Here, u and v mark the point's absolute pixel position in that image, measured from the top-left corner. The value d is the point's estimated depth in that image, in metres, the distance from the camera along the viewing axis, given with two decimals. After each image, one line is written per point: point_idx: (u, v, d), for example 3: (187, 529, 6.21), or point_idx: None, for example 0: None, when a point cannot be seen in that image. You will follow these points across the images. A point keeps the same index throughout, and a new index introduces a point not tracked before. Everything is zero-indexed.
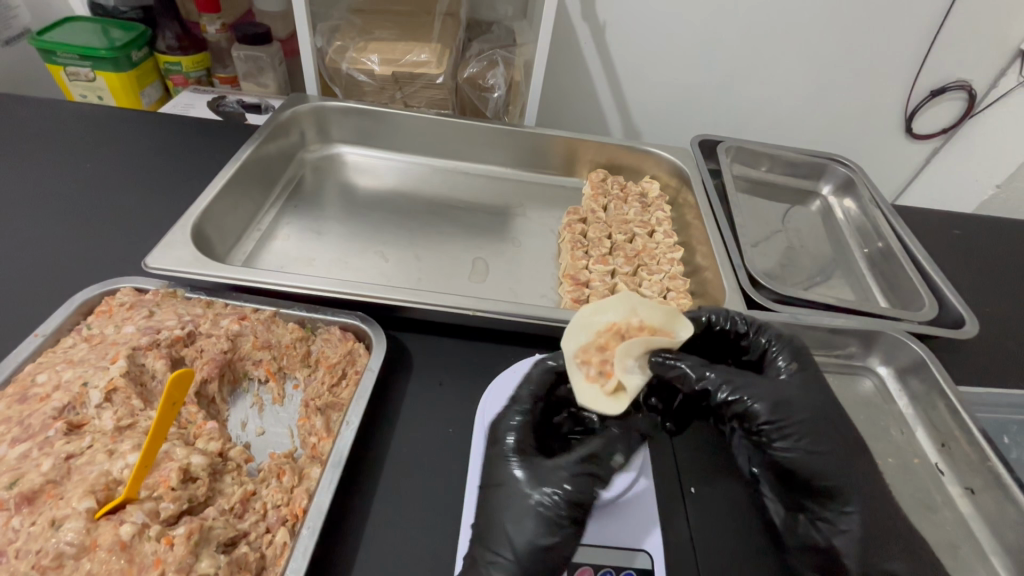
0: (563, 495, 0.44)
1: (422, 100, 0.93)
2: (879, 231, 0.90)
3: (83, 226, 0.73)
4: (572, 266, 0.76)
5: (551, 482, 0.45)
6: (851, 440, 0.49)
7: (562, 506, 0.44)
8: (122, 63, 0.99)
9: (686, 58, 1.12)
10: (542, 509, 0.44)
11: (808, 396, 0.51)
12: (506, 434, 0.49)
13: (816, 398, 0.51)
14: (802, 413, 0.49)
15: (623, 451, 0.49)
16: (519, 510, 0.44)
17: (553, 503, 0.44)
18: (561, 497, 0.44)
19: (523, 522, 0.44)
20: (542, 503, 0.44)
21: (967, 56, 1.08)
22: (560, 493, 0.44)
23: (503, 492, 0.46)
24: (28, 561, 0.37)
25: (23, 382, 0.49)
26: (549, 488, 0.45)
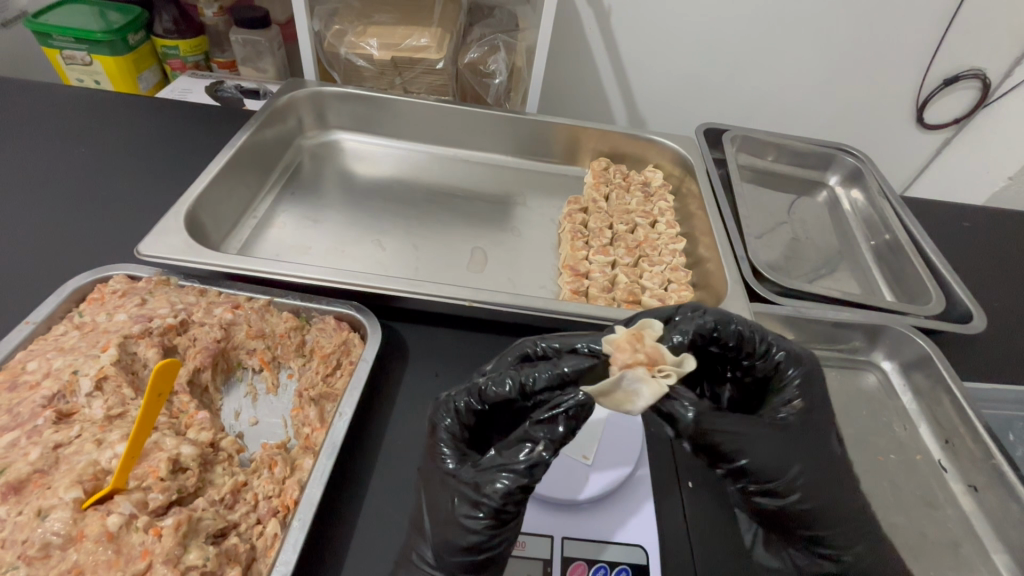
0: (477, 504, 0.39)
1: (423, 86, 0.91)
2: (886, 223, 0.88)
3: (77, 212, 0.72)
4: (572, 257, 0.75)
5: (470, 488, 0.40)
6: (840, 478, 0.46)
7: (477, 516, 0.39)
8: (119, 46, 0.97)
9: (693, 45, 1.09)
10: (458, 515, 0.40)
11: (813, 442, 0.45)
12: (441, 425, 0.44)
13: (819, 444, 0.46)
14: (799, 472, 0.43)
15: (557, 441, 0.40)
16: (439, 514, 0.41)
17: (467, 510, 0.40)
18: (479, 507, 0.39)
19: (445, 532, 0.40)
20: (460, 510, 0.40)
21: (982, 43, 1.05)
22: (477, 502, 0.39)
23: (433, 490, 0.42)
24: (13, 552, 0.37)
25: (13, 369, 0.48)
26: (469, 495, 0.40)
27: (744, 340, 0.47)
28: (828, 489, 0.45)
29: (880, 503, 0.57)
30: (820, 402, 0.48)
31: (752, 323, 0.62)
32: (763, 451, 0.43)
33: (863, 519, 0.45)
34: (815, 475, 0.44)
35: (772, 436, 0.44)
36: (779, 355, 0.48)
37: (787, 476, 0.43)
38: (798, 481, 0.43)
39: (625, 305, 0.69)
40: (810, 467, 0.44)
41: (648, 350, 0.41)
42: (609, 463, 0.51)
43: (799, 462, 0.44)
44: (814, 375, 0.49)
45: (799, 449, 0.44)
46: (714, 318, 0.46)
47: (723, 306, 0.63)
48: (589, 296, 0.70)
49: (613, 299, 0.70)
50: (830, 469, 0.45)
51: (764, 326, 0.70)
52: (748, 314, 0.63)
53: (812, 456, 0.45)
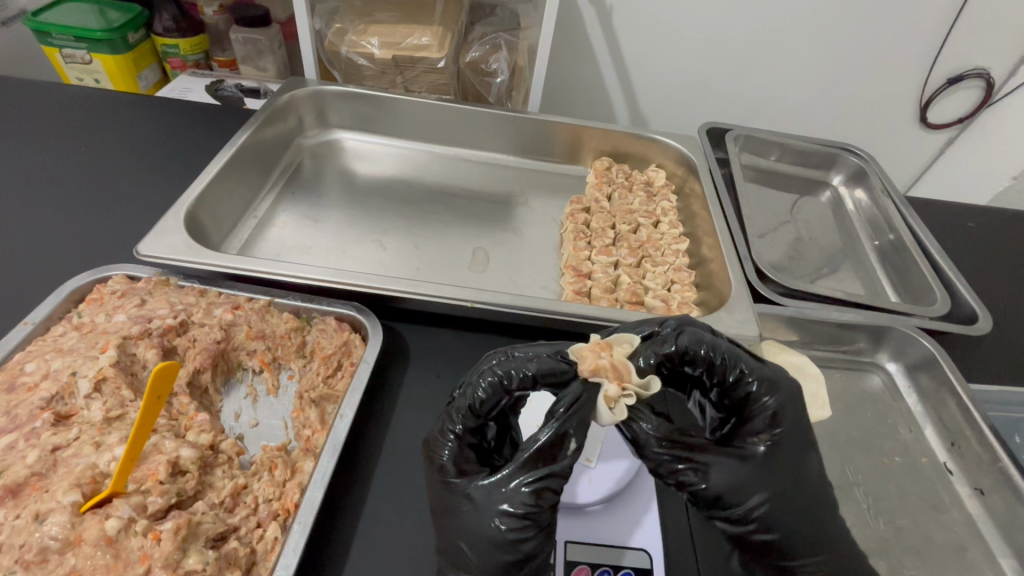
0: (514, 518, 0.39)
1: (424, 85, 0.91)
2: (890, 223, 0.87)
3: (77, 211, 0.71)
4: (575, 257, 0.74)
5: (501, 509, 0.39)
6: (811, 509, 0.44)
7: (519, 529, 0.39)
8: (119, 44, 0.97)
9: (695, 44, 1.09)
10: (499, 536, 0.39)
11: (783, 471, 0.44)
12: (441, 452, 0.43)
13: (789, 474, 0.44)
14: (762, 501, 0.43)
15: (576, 431, 0.40)
16: (471, 543, 0.40)
17: (507, 528, 0.39)
18: (517, 522, 0.39)
19: (488, 550, 0.39)
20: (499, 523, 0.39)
21: (986, 42, 1.04)
22: (513, 518, 0.39)
23: (451, 518, 0.41)
24: (10, 556, 0.37)
25: (11, 370, 0.48)
26: (503, 516, 0.39)
27: (715, 367, 0.43)
28: (793, 520, 0.43)
29: (885, 506, 0.57)
30: (797, 428, 0.45)
31: (756, 324, 0.61)
32: (719, 478, 0.42)
33: (837, 550, 0.44)
34: (781, 505, 0.43)
35: (734, 464, 0.43)
36: (751, 383, 0.43)
37: (743, 504, 0.43)
38: (755, 511, 0.43)
39: (628, 306, 0.69)
40: (772, 498, 0.43)
41: (614, 361, 0.41)
42: (613, 465, 0.50)
43: (762, 491, 0.43)
44: (790, 400, 0.45)
45: (761, 478, 0.43)
46: (681, 339, 0.43)
47: (727, 308, 0.63)
48: (592, 297, 0.70)
49: (616, 300, 0.70)
50: (796, 500, 0.44)
51: (768, 327, 0.70)
52: (752, 315, 0.62)
53: (779, 486, 0.43)
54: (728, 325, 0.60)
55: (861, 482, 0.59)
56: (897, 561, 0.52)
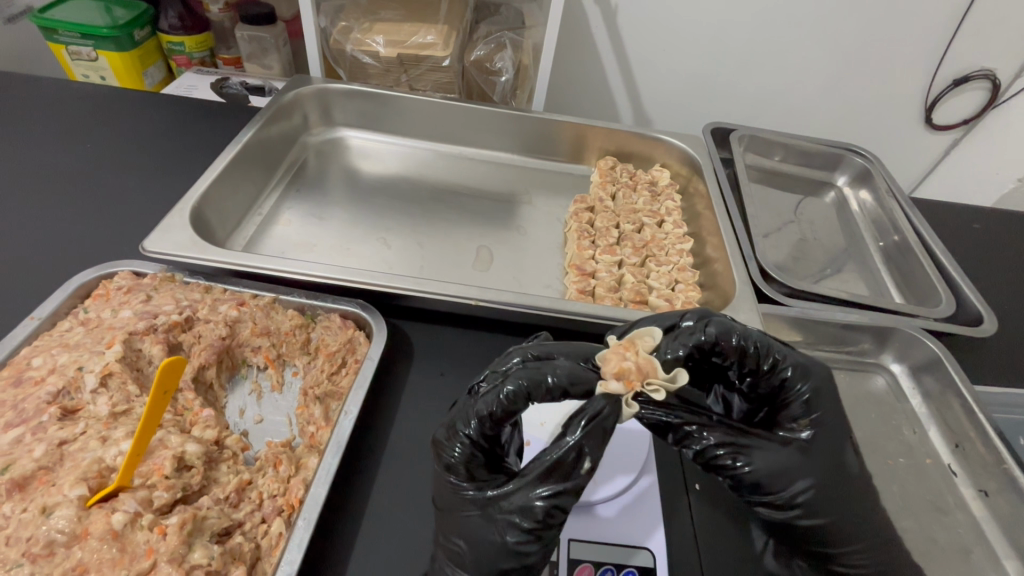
0: (524, 531, 0.39)
1: (429, 83, 0.91)
2: (896, 224, 0.87)
3: (83, 208, 0.72)
4: (579, 256, 0.74)
5: (512, 518, 0.39)
6: (851, 493, 0.45)
7: (526, 541, 0.39)
8: (124, 42, 0.97)
9: (700, 44, 1.09)
10: (505, 544, 0.39)
11: (827, 456, 0.45)
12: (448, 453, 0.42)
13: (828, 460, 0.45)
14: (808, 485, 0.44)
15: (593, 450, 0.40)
16: (474, 545, 0.40)
17: (514, 538, 0.39)
18: (524, 533, 0.39)
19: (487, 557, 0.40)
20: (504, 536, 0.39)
21: (993, 43, 1.04)
22: (521, 529, 0.39)
23: (457, 518, 0.41)
24: (18, 549, 0.37)
25: (18, 365, 0.48)
26: (512, 524, 0.39)
27: (749, 356, 0.44)
28: (836, 505, 0.44)
29: (889, 507, 0.57)
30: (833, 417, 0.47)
31: (761, 324, 0.61)
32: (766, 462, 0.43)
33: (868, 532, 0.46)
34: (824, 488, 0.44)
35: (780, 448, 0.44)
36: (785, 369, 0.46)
37: (788, 490, 0.43)
38: (801, 496, 0.43)
39: (632, 305, 0.68)
40: (819, 484, 0.44)
41: (639, 361, 0.40)
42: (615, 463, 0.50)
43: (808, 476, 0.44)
44: (825, 387, 0.46)
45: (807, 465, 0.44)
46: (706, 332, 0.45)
47: (732, 307, 0.62)
48: (596, 296, 0.70)
49: (620, 299, 0.70)
50: (839, 485, 0.45)
51: (772, 328, 0.70)
52: (757, 315, 0.62)
53: (823, 468, 0.44)
54: None
55: None
56: None
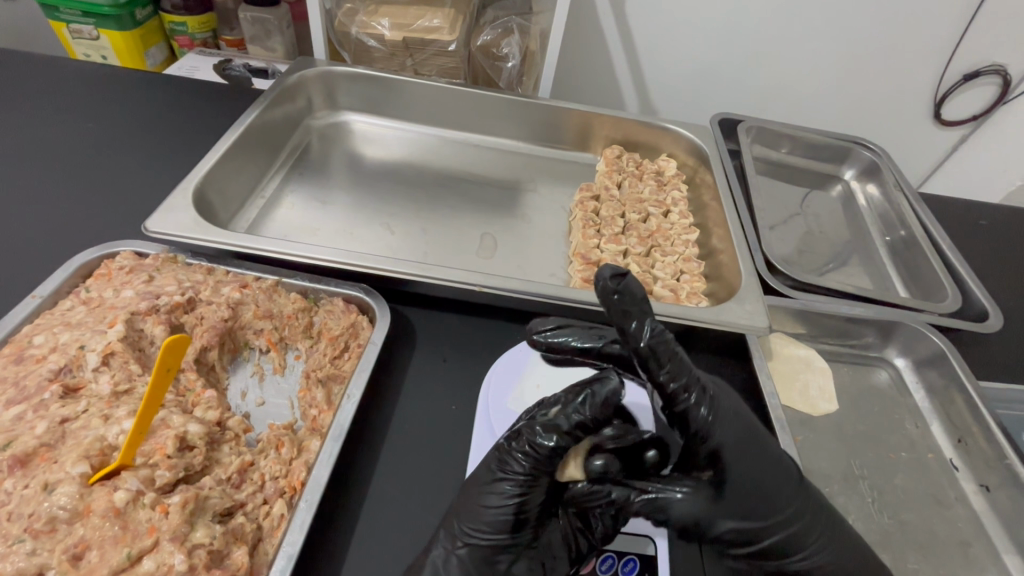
0: (515, 478, 0.42)
1: (433, 68, 0.90)
2: (902, 219, 0.86)
3: (84, 188, 0.71)
4: (583, 245, 0.74)
5: (502, 462, 0.42)
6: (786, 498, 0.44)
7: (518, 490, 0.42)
8: (126, 21, 0.95)
9: (709, 33, 1.07)
10: (494, 500, 0.41)
11: (748, 460, 0.44)
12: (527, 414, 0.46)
13: (748, 479, 0.44)
14: (733, 517, 0.43)
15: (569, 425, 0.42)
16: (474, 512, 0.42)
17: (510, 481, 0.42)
18: (514, 481, 0.42)
19: (478, 511, 0.42)
20: (504, 480, 0.42)
21: (1006, 38, 1.02)
22: (512, 478, 0.42)
23: (469, 492, 0.43)
24: (20, 525, 0.37)
25: (19, 343, 0.48)
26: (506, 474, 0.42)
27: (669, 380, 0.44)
28: (770, 506, 0.44)
29: (891, 500, 0.57)
30: (740, 431, 0.45)
31: (767, 316, 0.60)
32: (685, 509, 0.42)
33: (811, 518, 0.45)
34: (753, 508, 0.43)
35: (696, 492, 0.43)
36: (687, 394, 0.44)
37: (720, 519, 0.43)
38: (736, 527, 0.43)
39: None
40: (760, 494, 0.44)
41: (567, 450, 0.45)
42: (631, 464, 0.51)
43: (730, 510, 0.43)
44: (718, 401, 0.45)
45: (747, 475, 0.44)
46: (654, 340, 0.43)
47: (738, 298, 0.62)
48: None
49: None
50: (763, 485, 0.44)
51: (776, 320, 0.69)
52: (763, 306, 0.61)
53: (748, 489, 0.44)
54: (738, 316, 0.59)
55: (867, 476, 0.58)
56: (900, 554, 0.53)
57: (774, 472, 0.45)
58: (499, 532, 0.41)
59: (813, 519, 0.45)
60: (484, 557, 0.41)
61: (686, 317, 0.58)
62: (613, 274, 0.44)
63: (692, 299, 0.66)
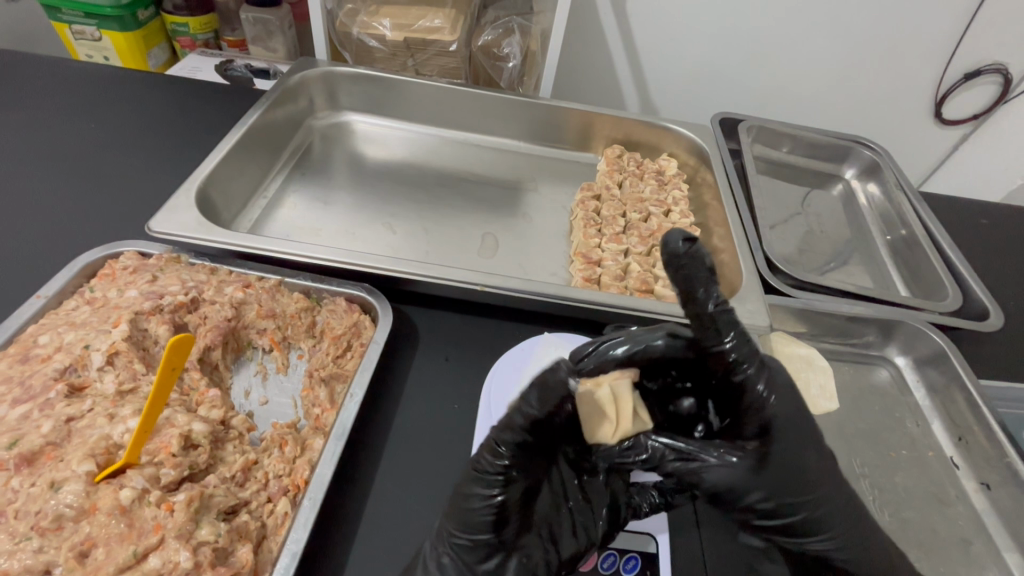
0: (489, 482, 0.40)
1: (435, 68, 0.90)
2: (903, 218, 0.87)
3: (87, 188, 0.71)
4: (585, 244, 0.74)
5: (477, 465, 0.40)
6: (821, 481, 0.44)
7: (494, 492, 0.40)
8: (128, 21, 0.96)
9: (710, 32, 1.07)
10: (477, 505, 0.40)
11: (791, 439, 0.43)
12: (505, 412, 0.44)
13: (786, 455, 0.42)
14: (767, 488, 0.41)
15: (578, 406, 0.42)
16: (459, 515, 0.41)
17: (488, 487, 0.40)
18: (489, 488, 0.40)
19: (463, 514, 0.40)
20: (479, 484, 0.40)
21: (1006, 38, 1.03)
22: (488, 485, 0.40)
23: (452, 497, 0.41)
24: (27, 522, 0.37)
25: (24, 342, 0.48)
26: (482, 479, 0.40)
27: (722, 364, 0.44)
28: (801, 484, 0.42)
29: (892, 498, 0.57)
30: (795, 407, 0.44)
31: (767, 315, 0.60)
32: (723, 475, 0.41)
33: (835, 503, 0.44)
34: (785, 488, 0.42)
35: (739, 461, 0.41)
36: (745, 364, 0.44)
37: (755, 489, 0.41)
38: (765, 503, 0.41)
39: (638, 294, 0.68)
40: (793, 473, 0.42)
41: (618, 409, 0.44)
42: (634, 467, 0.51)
43: (767, 483, 0.41)
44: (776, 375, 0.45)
45: (787, 449, 0.43)
46: (720, 312, 0.44)
47: (738, 297, 0.62)
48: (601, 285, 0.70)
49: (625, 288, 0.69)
50: (797, 465, 0.43)
51: (777, 319, 0.69)
52: (764, 305, 0.62)
53: (785, 465, 0.42)
54: (739, 315, 0.59)
55: (868, 474, 0.59)
56: (901, 552, 0.53)
57: (813, 454, 0.44)
58: (484, 532, 0.40)
59: (839, 502, 0.44)
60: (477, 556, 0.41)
61: (687, 316, 0.58)
62: (685, 240, 0.42)
63: None
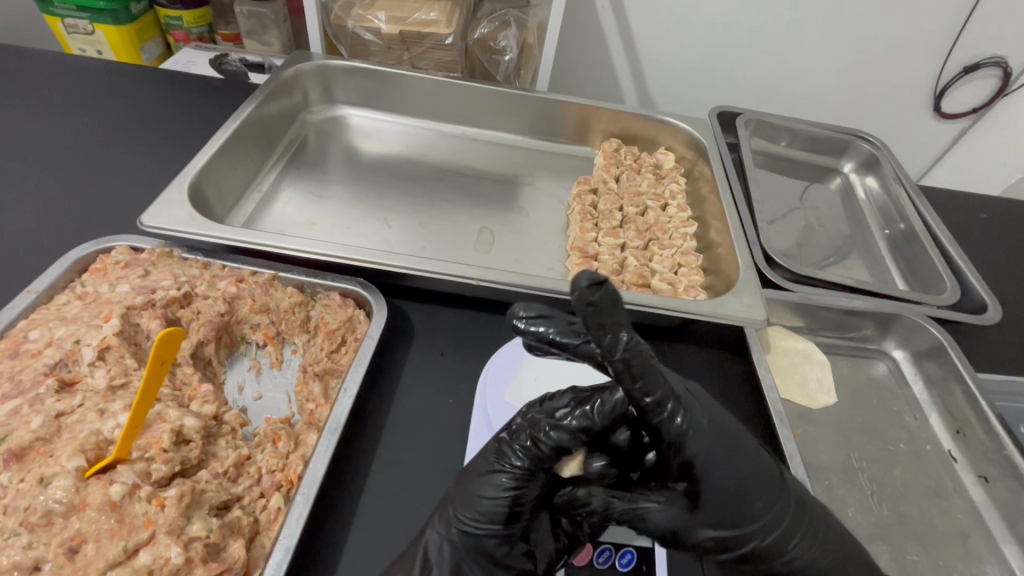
0: (512, 472, 0.42)
1: (431, 61, 0.89)
2: (901, 211, 0.86)
3: (78, 183, 0.71)
4: (581, 239, 0.74)
5: (504, 453, 0.42)
6: (779, 505, 0.43)
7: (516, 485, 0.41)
8: (121, 15, 0.95)
9: (709, 26, 1.06)
10: (491, 494, 0.41)
11: (727, 483, 0.42)
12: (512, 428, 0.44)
13: (722, 500, 0.41)
14: (709, 527, 0.42)
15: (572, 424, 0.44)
16: (470, 505, 0.41)
17: (511, 476, 0.41)
18: (511, 478, 0.41)
19: (474, 503, 0.41)
20: (501, 472, 0.42)
21: (1006, 30, 1.02)
22: (511, 474, 0.41)
23: (462, 484, 0.43)
24: (16, 518, 0.37)
25: (15, 337, 0.48)
26: (505, 469, 0.42)
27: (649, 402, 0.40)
28: (749, 520, 0.42)
29: (890, 492, 0.57)
30: (718, 446, 0.42)
31: (764, 308, 0.60)
32: (660, 520, 0.42)
33: (790, 523, 0.43)
34: (726, 523, 0.42)
35: (670, 506, 0.42)
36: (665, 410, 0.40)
37: (695, 532, 0.42)
38: (710, 539, 0.42)
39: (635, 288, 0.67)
40: (737, 510, 0.42)
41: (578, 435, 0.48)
42: None
43: (706, 524, 0.42)
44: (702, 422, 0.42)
45: (723, 493, 0.41)
46: (629, 351, 0.38)
47: (735, 291, 0.61)
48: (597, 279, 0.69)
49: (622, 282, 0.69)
50: (738, 505, 0.42)
51: (774, 312, 0.69)
52: (761, 298, 0.61)
53: (727, 511, 0.42)
54: (737, 309, 0.59)
55: (865, 468, 0.58)
56: (899, 546, 0.53)
57: (760, 485, 0.43)
58: (491, 525, 0.41)
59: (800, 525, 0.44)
60: (482, 546, 0.41)
61: (684, 310, 0.58)
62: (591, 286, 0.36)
63: (690, 293, 0.66)
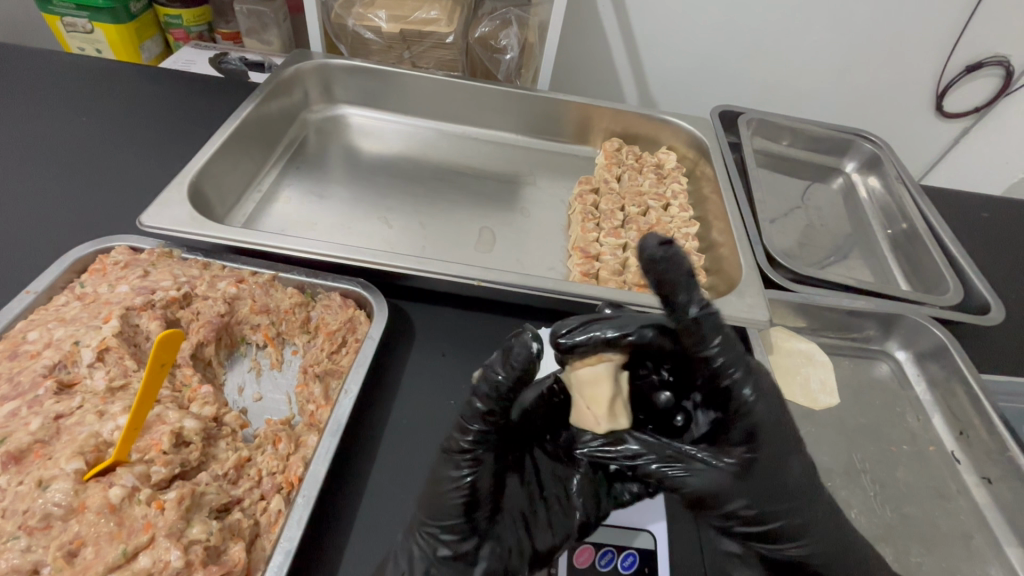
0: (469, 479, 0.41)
1: (432, 61, 0.89)
2: (904, 211, 0.86)
3: (77, 183, 0.70)
4: (583, 239, 0.73)
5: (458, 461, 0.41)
6: (811, 489, 0.43)
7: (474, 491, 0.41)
8: (121, 13, 0.94)
9: (710, 25, 1.06)
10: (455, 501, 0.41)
11: (774, 453, 0.42)
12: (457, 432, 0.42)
13: (767, 466, 0.42)
14: (748, 496, 0.41)
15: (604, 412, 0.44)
16: (437, 511, 0.41)
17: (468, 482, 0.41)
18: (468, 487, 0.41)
19: (437, 505, 0.41)
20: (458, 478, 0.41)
21: (1009, 30, 1.02)
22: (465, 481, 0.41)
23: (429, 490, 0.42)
24: (14, 521, 0.36)
25: (14, 338, 0.47)
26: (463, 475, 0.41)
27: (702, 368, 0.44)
28: (783, 500, 0.41)
29: (892, 494, 0.56)
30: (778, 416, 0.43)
31: (767, 309, 0.60)
32: (702, 480, 0.41)
33: (824, 512, 0.43)
34: (767, 496, 0.41)
35: (715, 465, 0.42)
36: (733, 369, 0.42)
37: (735, 498, 0.41)
38: (745, 510, 0.41)
39: (637, 288, 0.67)
40: (773, 482, 0.41)
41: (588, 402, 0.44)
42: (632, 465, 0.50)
43: (751, 491, 0.41)
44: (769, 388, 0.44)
45: (768, 461, 0.42)
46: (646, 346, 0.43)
47: (738, 291, 0.61)
48: (599, 279, 0.69)
49: (624, 282, 0.68)
50: (777, 478, 0.42)
51: (776, 313, 0.69)
52: (763, 299, 0.61)
53: (768, 479, 0.41)
54: (739, 309, 0.59)
55: (868, 469, 0.58)
56: (902, 547, 0.52)
57: (795, 457, 0.43)
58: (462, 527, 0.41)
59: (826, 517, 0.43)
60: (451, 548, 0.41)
61: None
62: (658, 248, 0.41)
63: None
